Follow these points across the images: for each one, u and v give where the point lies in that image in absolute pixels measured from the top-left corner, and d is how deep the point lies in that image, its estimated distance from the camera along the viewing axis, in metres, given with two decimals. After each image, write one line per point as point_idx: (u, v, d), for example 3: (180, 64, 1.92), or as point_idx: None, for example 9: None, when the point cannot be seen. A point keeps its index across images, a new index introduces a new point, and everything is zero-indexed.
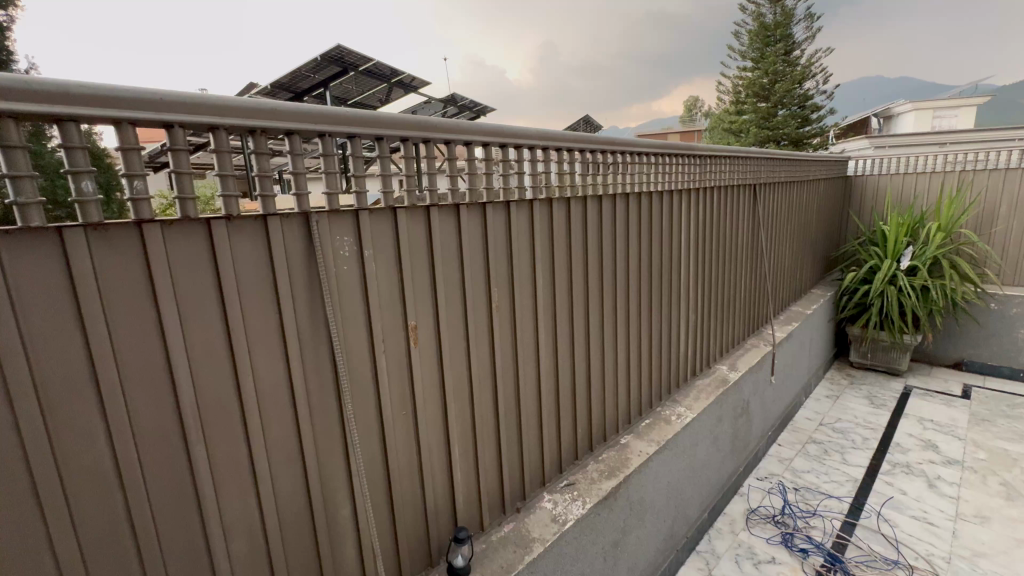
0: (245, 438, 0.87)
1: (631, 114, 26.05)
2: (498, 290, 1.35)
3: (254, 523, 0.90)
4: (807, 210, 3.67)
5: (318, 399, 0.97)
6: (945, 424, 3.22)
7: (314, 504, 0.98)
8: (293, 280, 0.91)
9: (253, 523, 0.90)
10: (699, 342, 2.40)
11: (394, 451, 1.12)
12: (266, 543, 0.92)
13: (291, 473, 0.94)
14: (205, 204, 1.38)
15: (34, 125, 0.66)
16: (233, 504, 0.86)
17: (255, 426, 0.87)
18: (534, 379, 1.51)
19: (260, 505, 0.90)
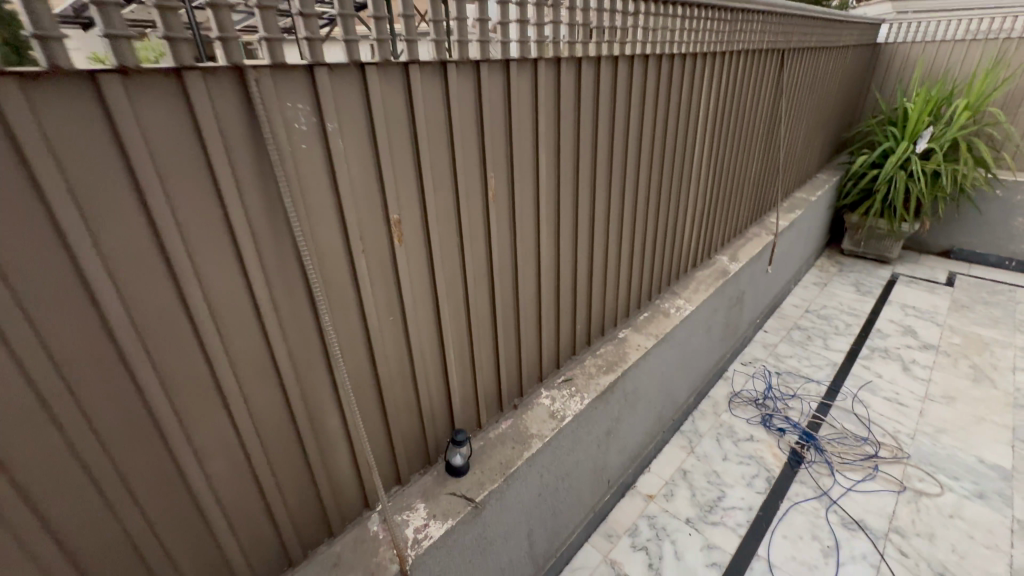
0: (204, 355, 0.74)
1: None
2: (495, 175, 1.15)
3: (231, 443, 0.81)
4: (829, 84, 3.31)
5: (289, 306, 0.83)
6: (926, 311, 3.31)
7: (299, 417, 0.89)
8: (235, 161, 0.70)
9: (229, 440, 0.81)
10: (703, 231, 2.26)
11: (384, 358, 1.02)
12: (248, 458, 0.84)
13: (266, 388, 0.84)
14: None
15: None
16: (202, 425, 0.77)
17: (214, 343, 0.74)
18: (533, 275, 1.38)
19: (233, 423, 0.80)
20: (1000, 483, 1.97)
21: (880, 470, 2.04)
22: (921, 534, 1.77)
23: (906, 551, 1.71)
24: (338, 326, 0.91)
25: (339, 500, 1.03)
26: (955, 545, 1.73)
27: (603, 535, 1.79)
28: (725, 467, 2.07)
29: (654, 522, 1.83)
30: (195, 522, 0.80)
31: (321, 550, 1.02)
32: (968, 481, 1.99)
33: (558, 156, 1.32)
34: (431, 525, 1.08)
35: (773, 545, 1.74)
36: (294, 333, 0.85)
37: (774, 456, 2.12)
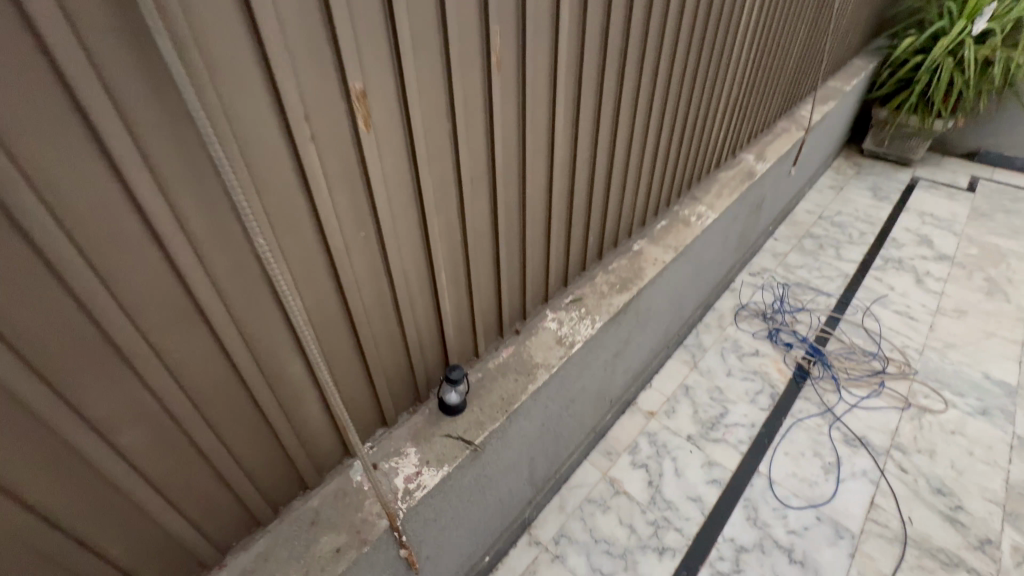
0: (74, 295, 0.52)
1: None
2: (500, 32, 0.82)
3: (149, 406, 0.62)
4: None
5: (199, 214, 0.59)
6: (944, 219, 3.11)
7: (240, 362, 0.69)
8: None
9: (143, 401, 0.61)
10: (732, 124, 1.93)
11: (353, 285, 0.78)
12: (175, 420, 0.65)
13: (186, 333, 0.63)
14: None
15: None
16: (97, 387, 0.57)
17: (86, 276, 0.52)
18: (543, 176, 1.10)
19: (144, 381, 0.60)
20: (1004, 400, 1.94)
21: (886, 387, 1.98)
22: (923, 451, 1.75)
23: (906, 467, 1.70)
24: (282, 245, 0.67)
25: (312, 450, 0.87)
26: (954, 461, 1.72)
27: (602, 452, 1.73)
28: (728, 383, 1.99)
29: (655, 439, 1.77)
30: (116, 503, 0.63)
31: (297, 504, 0.88)
32: (973, 398, 1.94)
33: (582, 10, 0.97)
34: (423, 473, 0.94)
35: (774, 461, 1.71)
36: (213, 250, 0.61)
37: (779, 372, 2.04)
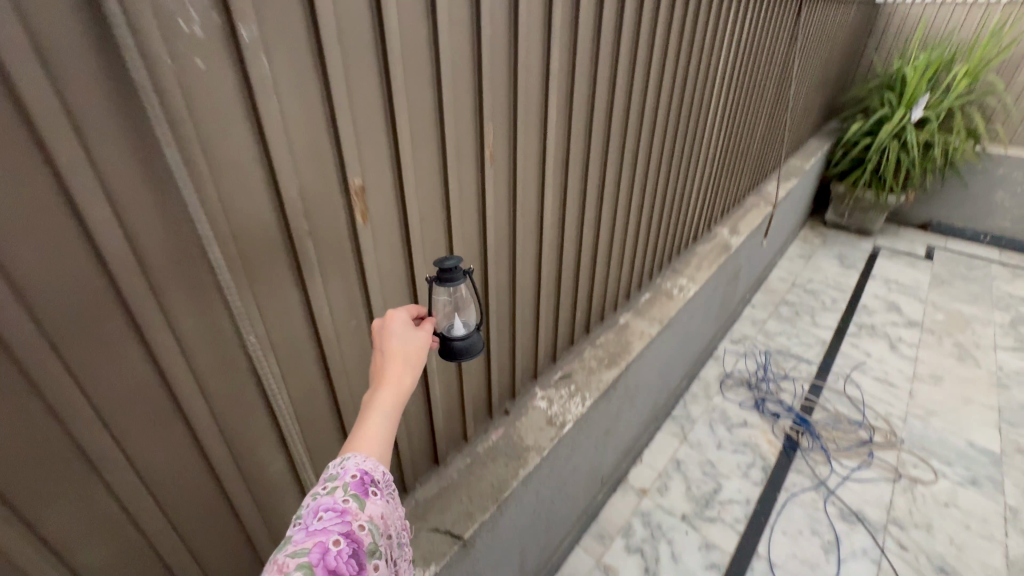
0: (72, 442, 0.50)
1: None
2: (493, 131, 0.87)
3: (139, 554, 0.60)
4: (832, 41, 3.10)
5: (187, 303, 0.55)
6: (909, 286, 3.27)
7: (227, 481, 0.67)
8: (58, 66, 0.40)
9: (135, 544, 0.60)
10: (705, 200, 2.04)
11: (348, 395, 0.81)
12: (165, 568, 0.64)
13: (178, 470, 0.61)
14: None
15: None
16: (83, 541, 0.54)
17: (87, 422, 0.50)
18: (532, 256, 1.14)
19: (140, 525, 0.59)
20: (991, 468, 1.94)
21: (875, 457, 1.96)
22: (919, 525, 1.71)
23: (906, 544, 1.64)
24: (262, 302, 0.63)
25: (275, 528, 0.79)
26: (952, 536, 1.68)
27: (594, 536, 1.64)
28: (720, 456, 1.95)
29: (649, 520, 1.69)
30: None
31: None
32: (960, 467, 1.94)
33: (569, 105, 1.05)
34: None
35: (773, 542, 1.64)
36: (221, 381, 0.62)
37: (769, 444, 2.01)
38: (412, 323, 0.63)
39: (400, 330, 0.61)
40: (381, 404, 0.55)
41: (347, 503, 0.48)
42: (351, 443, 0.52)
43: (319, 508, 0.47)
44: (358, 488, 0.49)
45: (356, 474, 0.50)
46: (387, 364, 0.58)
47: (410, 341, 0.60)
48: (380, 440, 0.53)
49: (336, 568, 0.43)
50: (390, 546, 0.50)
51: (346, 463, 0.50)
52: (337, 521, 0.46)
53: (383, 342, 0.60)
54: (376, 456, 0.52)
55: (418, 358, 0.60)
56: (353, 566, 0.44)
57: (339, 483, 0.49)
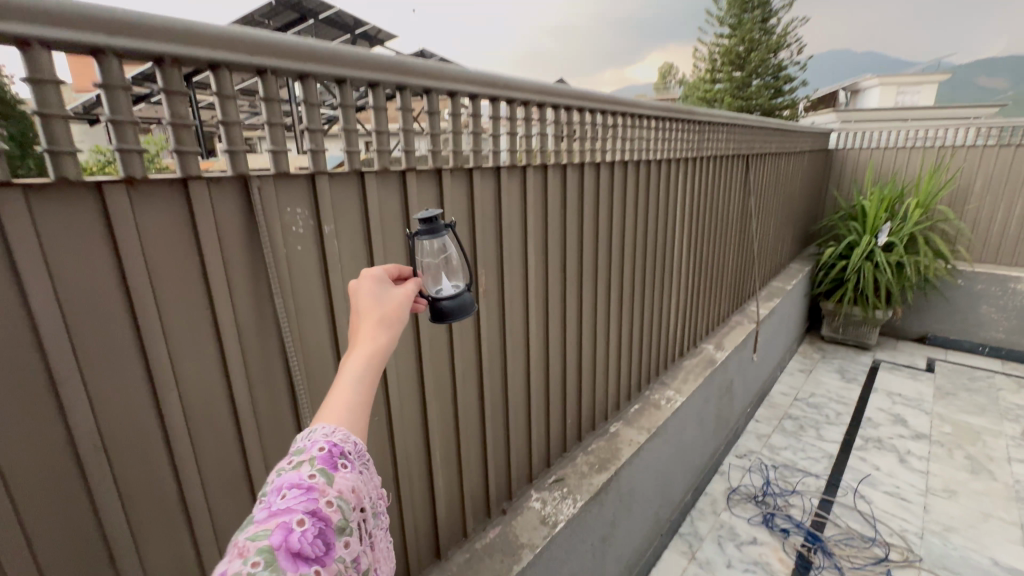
0: (177, 487, 0.70)
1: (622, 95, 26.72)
2: (485, 273, 1.18)
3: None
4: (790, 184, 3.64)
5: (263, 388, 0.79)
6: (912, 398, 3.31)
7: None
8: (225, 242, 0.70)
9: None
10: (686, 320, 2.30)
11: None
12: None
13: (235, 519, 0.79)
14: None
15: None
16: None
17: (190, 471, 0.71)
18: (522, 366, 1.37)
19: (204, 567, 0.75)
20: None
21: None
22: None
23: None
24: (312, 389, 0.86)
25: None
26: None
27: None
28: None
29: None
30: None
31: None
32: None
33: (546, 250, 1.38)
34: None
35: None
36: (275, 447, 0.83)
37: (780, 562, 1.97)
38: (388, 285, 0.63)
39: (377, 293, 0.61)
40: (355, 370, 0.53)
41: (313, 479, 0.44)
42: (322, 414, 0.50)
43: (283, 485, 0.43)
44: (326, 462, 0.46)
45: (324, 448, 0.47)
46: (361, 328, 0.57)
47: (385, 302, 0.60)
48: (354, 409, 0.52)
49: (301, 548, 0.40)
50: (363, 518, 0.48)
51: (314, 436, 0.48)
52: (302, 499, 0.43)
53: (359, 306, 0.59)
54: (347, 427, 0.50)
55: (395, 319, 0.59)
56: (320, 545, 0.41)
57: (305, 458, 0.46)
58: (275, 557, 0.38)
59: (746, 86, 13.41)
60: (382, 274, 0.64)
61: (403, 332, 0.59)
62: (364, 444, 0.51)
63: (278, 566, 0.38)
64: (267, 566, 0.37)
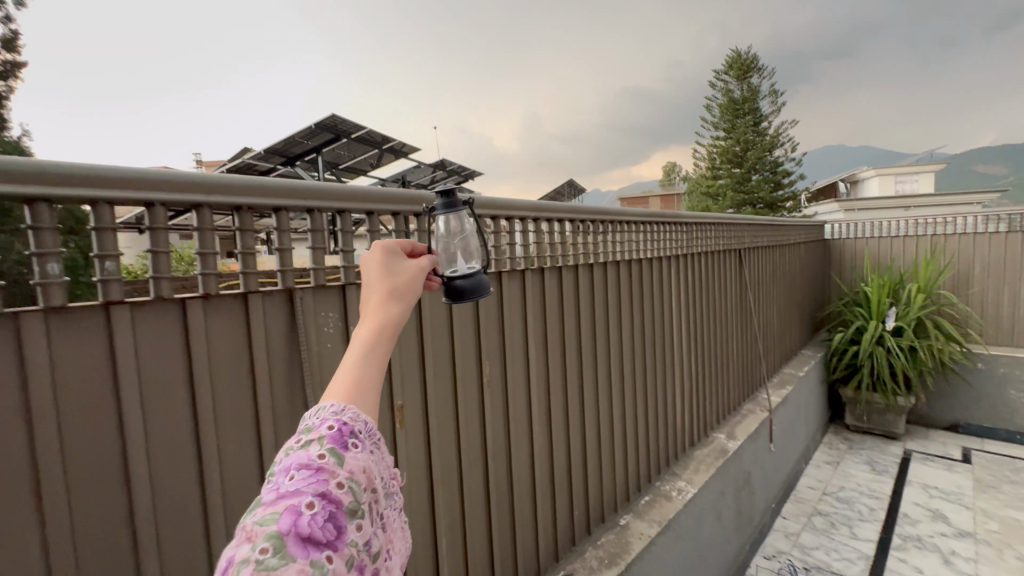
0: (207, 557, 0.78)
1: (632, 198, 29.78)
2: (489, 364, 1.32)
3: None
4: (789, 273, 3.81)
5: None
6: (951, 492, 3.12)
7: None
8: (269, 334, 0.86)
9: None
10: (694, 408, 2.33)
11: None
12: None
13: None
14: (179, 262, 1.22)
15: (69, 212, 0.68)
16: None
17: (221, 539, 0.79)
18: (526, 453, 1.43)
19: None
20: None
21: None
22: None
23: None
24: None
25: None
26: None
27: None
28: None
29: None
30: None
31: None
32: None
33: (545, 343, 1.51)
34: None
35: None
36: None
37: None
38: (399, 263, 0.64)
39: (387, 271, 0.62)
40: (364, 350, 0.53)
41: (322, 459, 0.44)
42: (332, 392, 0.50)
43: (292, 466, 0.42)
44: (336, 442, 0.45)
45: (333, 427, 0.46)
46: (372, 305, 0.58)
47: (395, 280, 0.61)
48: (365, 388, 0.52)
49: (311, 533, 0.39)
50: (374, 498, 0.47)
51: (323, 414, 0.47)
52: (312, 480, 0.42)
53: (371, 284, 0.60)
54: (356, 406, 0.50)
55: (404, 297, 0.61)
56: (331, 529, 0.40)
57: (315, 437, 0.45)
58: (286, 542, 0.37)
59: (746, 179, 15.72)
60: (392, 250, 0.65)
61: (411, 310, 0.61)
62: (373, 424, 0.51)
63: (288, 551, 0.37)
64: (278, 551, 0.36)
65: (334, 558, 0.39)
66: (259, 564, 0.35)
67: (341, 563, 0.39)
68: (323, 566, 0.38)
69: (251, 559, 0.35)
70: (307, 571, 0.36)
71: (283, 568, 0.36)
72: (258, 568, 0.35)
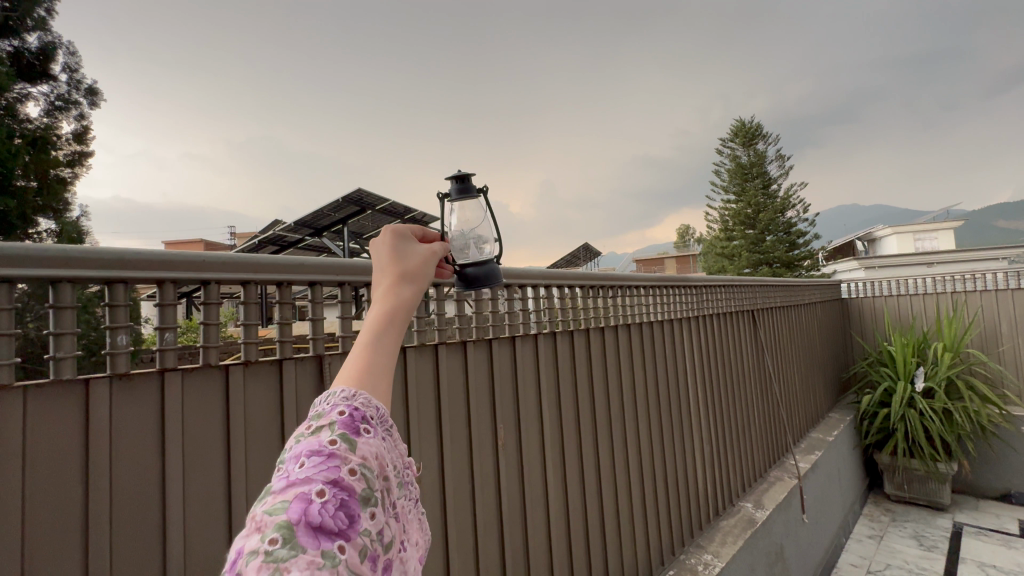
0: None
1: (649, 262, 30.43)
2: (504, 427, 1.35)
3: None
4: (808, 333, 3.78)
5: None
6: (1011, 570, 2.85)
7: None
8: (300, 395, 0.93)
9: None
10: (717, 476, 2.26)
11: None
12: None
13: None
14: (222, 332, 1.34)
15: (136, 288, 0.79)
16: None
17: None
18: (541, 519, 1.41)
19: None
20: None
21: None
22: None
23: None
24: None
25: None
26: None
27: None
28: None
29: None
30: None
31: None
32: None
33: (559, 404, 1.54)
34: None
35: None
36: None
37: None
38: (411, 243, 0.62)
39: (399, 252, 0.60)
40: (377, 331, 0.51)
41: (334, 445, 0.43)
42: (344, 376, 0.48)
43: (302, 452, 0.42)
44: (348, 427, 0.44)
45: (344, 412, 0.45)
46: (383, 287, 0.56)
47: (408, 261, 0.59)
48: (377, 372, 0.50)
49: (322, 523, 0.38)
50: (387, 487, 0.46)
51: (333, 400, 0.46)
52: (323, 468, 0.41)
53: (381, 266, 0.58)
54: (368, 391, 0.48)
55: (417, 278, 0.59)
56: (343, 518, 0.39)
57: (325, 422, 0.44)
58: (294, 533, 0.36)
59: (761, 240, 16.11)
60: (404, 232, 0.63)
61: (425, 292, 0.59)
62: (385, 410, 0.50)
63: (298, 542, 0.36)
64: (287, 542, 0.35)
65: (346, 548, 0.38)
66: (267, 556, 0.34)
67: (354, 554, 0.38)
68: (336, 556, 0.36)
69: (260, 550, 0.34)
70: (318, 563, 0.35)
71: (292, 560, 0.34)
72: (266, 560, 0.34)
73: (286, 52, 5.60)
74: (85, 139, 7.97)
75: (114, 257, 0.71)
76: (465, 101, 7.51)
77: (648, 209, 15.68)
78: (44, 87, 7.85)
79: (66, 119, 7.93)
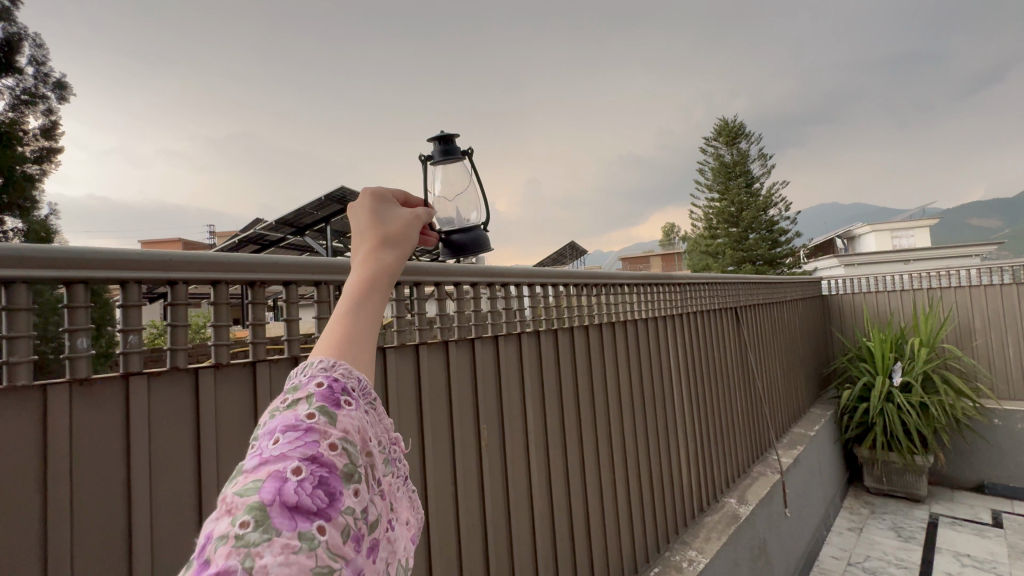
0: None
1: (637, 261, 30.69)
2: (487, 426, 1.33)
3: None
4: (789, 329, 3.83)
5: None
6: (985, 559, 2.93)
7: None
8: (272, 397, 0.90)
9: None
10: (701, 472, 2.26)
11: None
12: None
13: None
14: (194, 334, 1.31)
15: (95, 287, 0.75)
16: None
17: None
18: (525, 515, 1.40)
19: None
20: None
21: None
22: None
23: None
24: None
25: None
26: None
27: None
28: None
29: None
30: None
31: None
32: None
33: (542, 402, 1.53)
34: None
35: None
36: None
37: None
38: (393, 206, 0.60)
39: (378, 216, 0.57)
40: (356, 299, 0.49)
41: (312, 418, 0.41)
42: (321, 349, 0.47)
43: (277, 427, 0.40)
44: (327, 400, 0.42)
45: (323, 384, 0.43)
46: (363, 251, 0.53)
47: (388, 225, 0.57)
48: (356, 339, 0.48)
49: (299, 501, 0.36)
50: (371, 464, 0.44)
51: (311, 370, 0.44)
52: (300, 444, 0.39)
53: (361, 232, 0.56)
54: (347, 362, 0.46)
55: (400, 242, 0.56)
56: (322, 496, 0.38)
57: (302, 395, 0.42)
58: (267, 514, 0.34)
59: (744, 238, 16.39)
60: (384, 195, 0.61)
61: (408, 257, 0.57)
62: (367, 383, 0.48)
63: (271, 524, 0.33)
64: (259, 525, 0.33)
65: (326, 528, 0.36)
66: (238, 540, 0.32)
67: (336, 534, 0.36)
68: (314, 538, 0.34)
69: (229, 535, 0.32)
70: (293, 547, 0.33)
71: (265, 544, 0.32)
72: (236, 545, 0.31)
73: (268, 49, 5.51)
74: (53, 135, 7.77)
75: (69, 254, 0.67)
76: (450, 99, 7.47)
77: (633, 208, 15.86)
78: (9, 81, 7.61)
79: (33, 114, 7.70)
